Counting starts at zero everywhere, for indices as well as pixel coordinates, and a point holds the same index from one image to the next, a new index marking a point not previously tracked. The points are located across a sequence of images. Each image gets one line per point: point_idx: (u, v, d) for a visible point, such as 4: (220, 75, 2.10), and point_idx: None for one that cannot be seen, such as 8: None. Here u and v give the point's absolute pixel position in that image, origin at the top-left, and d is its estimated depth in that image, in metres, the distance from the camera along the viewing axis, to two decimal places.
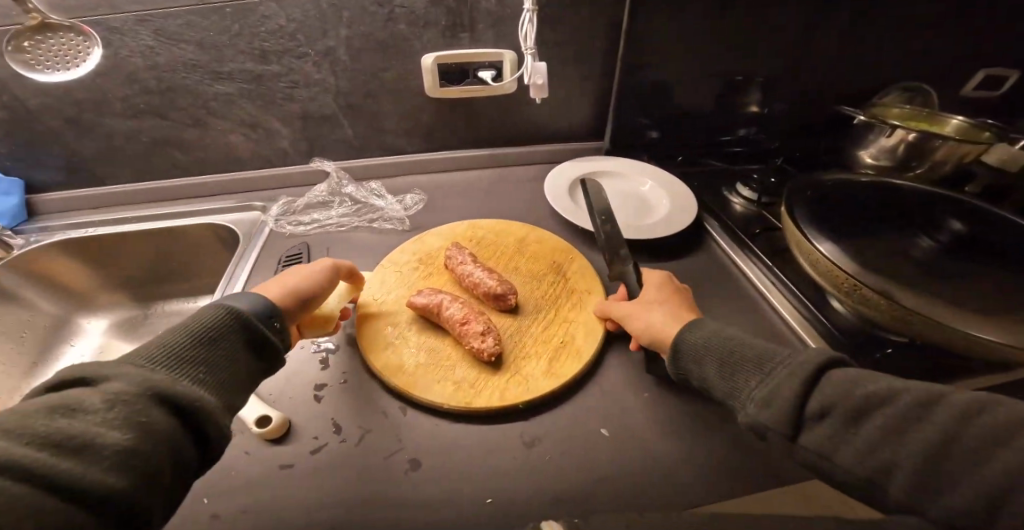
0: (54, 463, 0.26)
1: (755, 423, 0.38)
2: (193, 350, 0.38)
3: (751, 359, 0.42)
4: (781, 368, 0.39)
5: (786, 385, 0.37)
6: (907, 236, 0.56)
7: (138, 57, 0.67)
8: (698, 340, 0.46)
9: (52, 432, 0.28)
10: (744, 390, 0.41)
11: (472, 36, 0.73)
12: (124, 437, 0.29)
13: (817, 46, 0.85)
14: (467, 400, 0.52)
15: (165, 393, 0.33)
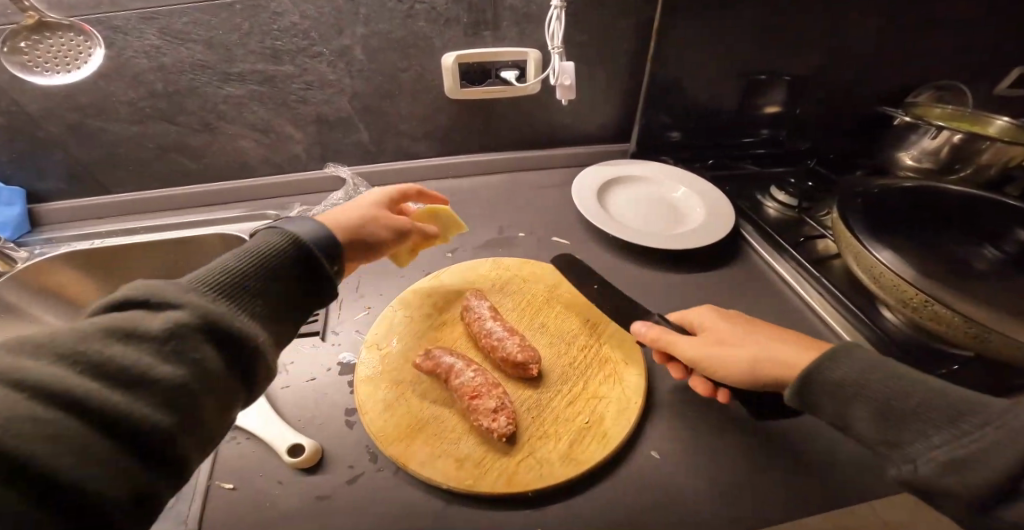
0: (107, 397, 0.25)
1: (919, 482, 0.32)
2: (251, 282, 0.35)
3: (937, 408, 0.34)
4: (979, 430, 0.31)
5: (1012, 441, 0.29)
6: (970, 245, 0.55)
7: (143, 58, 0.63)
8: (842, 375, 0.38)
9: (105, 359, 0.26)
10: (916, 446, 0.33)
11: (496, 34, 0.70)
12: (175, 372, 0.27)
13: (851, 42, 0.82)
14: (469, 481, 0.44)
15: (67, 399, 0.23)
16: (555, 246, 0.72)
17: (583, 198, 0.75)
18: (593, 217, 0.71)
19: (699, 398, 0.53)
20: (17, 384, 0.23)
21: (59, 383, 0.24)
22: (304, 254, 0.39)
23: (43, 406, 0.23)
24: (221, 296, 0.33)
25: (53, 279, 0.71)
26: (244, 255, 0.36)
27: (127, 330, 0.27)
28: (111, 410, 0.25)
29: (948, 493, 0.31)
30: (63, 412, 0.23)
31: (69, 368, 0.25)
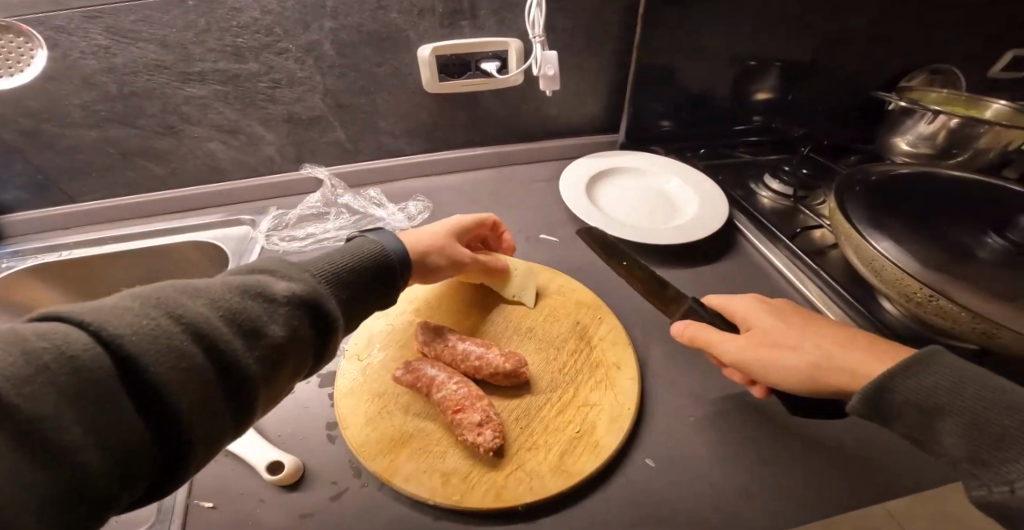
0: (228, 340, 0.28)
1: (1003, 503, 0.28)
2: (348, 275, 0.40)
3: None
4: None
5: None
6: (972, 233, 0.52)
7: (93, 59, 0.59)
8: (929, 380, 0.34)
9: (237, 310, 0.30)
10: (1018, 467, 0.28)
11: (473, 24, 0.66)
12: (282, 333, 0.31)
13: (845, 24, 0.79)
14: (455, 496, 0.42)
15: (184, 339, 0.26)
16: (545, 244, 0.69)
17: (571, 193, 0.72)
18: (582, 213, 0.68)
19: (694, 400, 0.51)
20: (152, 313, 0.26)
21: (181, 322, 0.27)
22: (387, 260, 0.44)
23: (167, 332, 0.26)
24: (319, 283, 0.37)
25: (18, 293, 0.67)
26: (343, 255, 0.41)
27: (240, 296, 0.31)
28: (207, 356, 0.27)
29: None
30: (197, 339, 0.27)
31: (192, 309, 0.28)
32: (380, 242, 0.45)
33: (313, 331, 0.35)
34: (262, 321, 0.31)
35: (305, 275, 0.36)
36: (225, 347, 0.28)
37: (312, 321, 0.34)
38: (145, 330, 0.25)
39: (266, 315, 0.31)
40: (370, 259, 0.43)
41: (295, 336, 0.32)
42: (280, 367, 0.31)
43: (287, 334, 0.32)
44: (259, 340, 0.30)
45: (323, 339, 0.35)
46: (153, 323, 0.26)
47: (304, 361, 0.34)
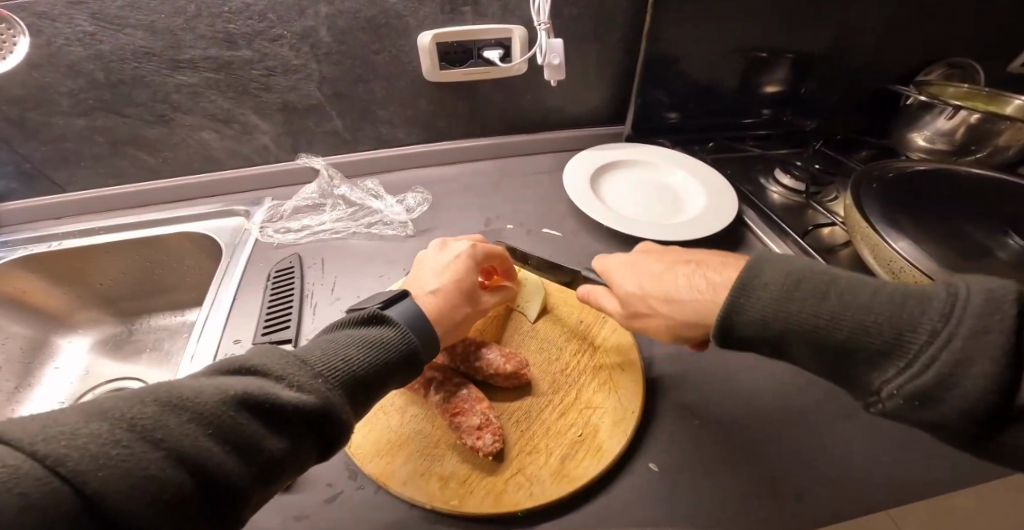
0: (216, 461, 0.27)
1: (888, 412, 0.30)
2: (367, 373, 0.36)
3: (876, 327, 0.30)
4: (937, 342, 0.27)
5: (981, 354, 0.26)
6: (992, 234, 0.50)
7: (79, 46, 0.57)
8: (769, 307, 0.34)
9: (231, 425, 0.28)
10: (880, 374, 0.30)
11: (476, 10, 0.63)
12: (277, 446, 0.30)
13: (862, 12, 0.76)
14: (454, 501, 0.41)
15: (165, 466, 0.25)
16: (546, 238, 0.67)
17: (575, 186, 0.70)
18: (586, 207, 0.66)
19: (700, 403, 0.49)
20: (129, 441, 0.24)
21: (161, 447, 0.25)
22: (409, 349, 0.40)
23: (143, 462, 0.24)
24: (333, 388, 0.34)
25: (5, 285, 0.66)
26: (366, 348, 0.37)
27: (235, 408, 0.29)
28: (190, 482, 0.26)
29: (937, 426, 0.28)
30: (180, 464, 0.25)
31: (175, 431, 0.26)
32: (406, 330, 0.41)
33: (317, 439, 0.32)
34: (255, 438, 0.29)
35: (318, 380, 0.33)
36: (212, 471, 0.27)
37: (314, 430, 0.32)
38: (114, 465, 0.23)
39: (261, 431, 0.29)
40: (394, 354, 0.39)
41: (292, 449, 0.31)
42: (274, 478, 0.30)
43: (282, 447, 0.30)
44: (253, 453, 0.29)
45: (327, 447, 0.33)
46: (127, 455, 0.24)
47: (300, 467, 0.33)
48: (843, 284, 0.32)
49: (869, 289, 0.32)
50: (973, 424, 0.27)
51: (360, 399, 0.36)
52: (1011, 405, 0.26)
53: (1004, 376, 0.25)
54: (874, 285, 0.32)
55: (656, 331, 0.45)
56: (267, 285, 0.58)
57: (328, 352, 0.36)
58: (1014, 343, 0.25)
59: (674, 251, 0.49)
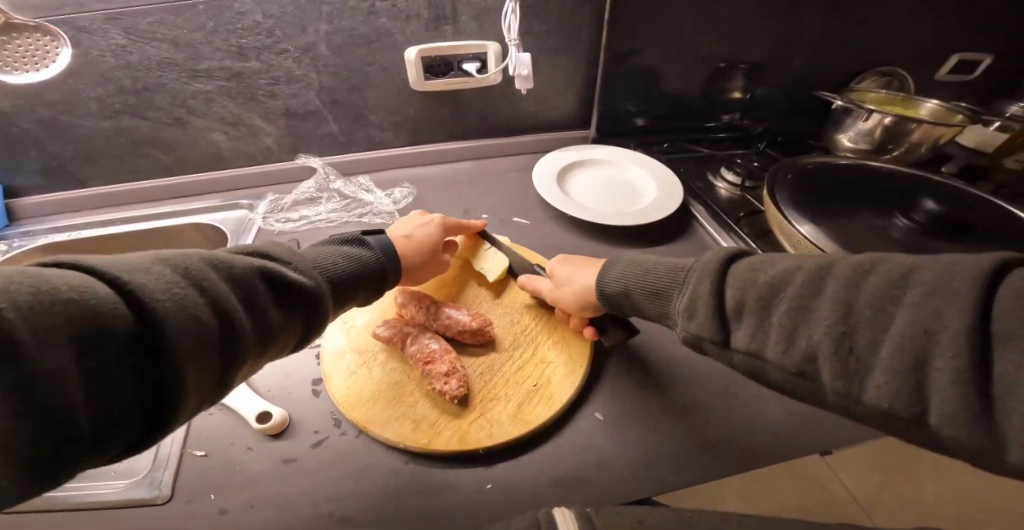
0: (237, 313, 0.35)
1: (689, 338, 0.41)
2: (346, 273, 0.48)
3: (665, 278, 0.46)
4: (689, 281, 0.43)
5: (699, 291, 0.40)
6: (884, 216, 0.59)
7: (111, 56, 0.65)
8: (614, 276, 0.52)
9: (248, 290, 0.36)
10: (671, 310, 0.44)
11: (456, 28, 0.73)
12: (276, 314, 0.38)
13: (797, 31, 0.86)
14: (424, 440, 0.48)
15: (204, 307, 0.32)
16: (518, 227, 0.76)
17: (544, 182, 0.79)
18: (552, 199, 0.75)
19: (640, 364, 0.58)
20: (179, 283, 0.32)
21: (201, 291, 0.32)
22: (379, 265, 0.53)
23: (189, 299, 0.31)
24: (320, 278, 0.44)
25: (28, 270, 0.73)
26: (348, 260, 0.49)
27: (253, 276, 0.37)
28: (217, 325, 0.33)
29: (700, 337, 0.40)
30: (214, 308, 0.33)
31: (212, 283, 0.34)
32: (379, 250, 0.54)
33: (305, 314, 0.41)
34: (263, 303, 0.37)
35: (312, 270, 0.43)
36: (234, 321, 0.34)
37: (303, 311, 0.41)
38: (167, 296, 0.30)
39: (267, 300, 0.38)
40: (367, 265, 0.51)
41: (285, 319, 0.39)
42: (269, 344, 0.38)
43: (280, 315, 0.39)
44: (259, 316, 0.37)
45: (313, 326, 0.42)
46: (180, 292, 0.31)
47: (285, 344, 0.40)
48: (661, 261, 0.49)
49: (671, 261, 0.49)
50: (712, 326, 0.39)
51: (337, 291, 0.47)
52: (722, 308, 0.39)
53: (716, 287, 0.39)
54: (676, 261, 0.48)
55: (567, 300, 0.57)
56: None
57: (315, 256, 0.47)
58: (719, 270, 0.40)
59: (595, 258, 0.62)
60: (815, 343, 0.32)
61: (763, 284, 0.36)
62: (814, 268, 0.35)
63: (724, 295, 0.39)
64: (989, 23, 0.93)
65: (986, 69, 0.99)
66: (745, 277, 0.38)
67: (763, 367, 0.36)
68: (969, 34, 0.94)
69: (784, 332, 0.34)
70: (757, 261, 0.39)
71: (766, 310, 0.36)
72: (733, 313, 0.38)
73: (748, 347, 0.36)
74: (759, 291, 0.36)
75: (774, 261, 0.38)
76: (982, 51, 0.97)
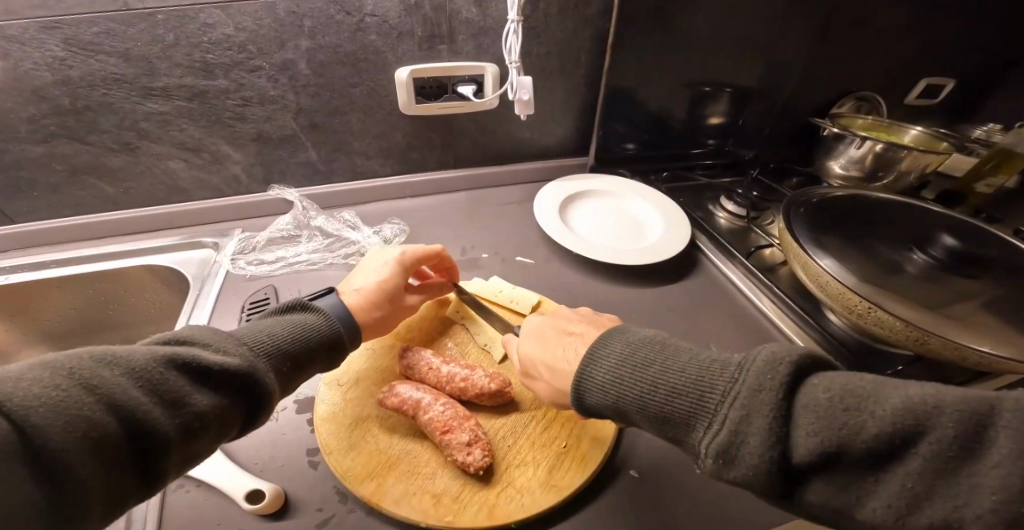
0: (148, 408, 0.31)
1: (728, 481, 0.32)
2: (296, 346, 0.42)
3: (682, 391, 0.36)
4: (723, 397, 0.33)
5: (755, 417, 0.31)
6: (899, 251, 0.59)
7: (46, 70, 0.55)
8: (601, 374, 0.41)
9: (163, 379, 0.32)
10: (696, 433, 0.34)
11: (451, 48, 0.67)
12: (206, 400, 0.33)
13: (787, 58, 0.87)
14: (448, 517, 0.43)
15: (98, 411, 0.28)
16: (519, 266, 0.71)
17: (545, 216, 0.75)
18: (555, 235, 0.71)
19: None
20: (63, 386, 0.28)
21: (94, 393, 0.29)
22: (331, 331, 0.46)
23: (74, 404, 0.28)
24: (259, 357, 0.39)
25: None
26: (293, 330, 0.43)
27: (164, 365, 0.32)
28: (116, 425, 0.29)
29: (751, 486, 0.31)
30: (113, 410, 0.29)
31: (109, 381, 0.30)
32: (332, 312, 0.47)
33: (244, 395, 0.36)
34: (184, 391, 0.33)
35: (246, 350, 0.38)
36: (138, 415, 0.30)
37: (240, 392, 0.36)
38: (46, 405, 0.27)
39: (188, 386, 0.33)
40: (318, 333, 0.44)
41: (218, 405, 0.34)
42: (200, 436, 0.33)
43: (208, 402, 0.34)
44: (179, 407, 0.32)
45: (252, 409, 0.37)
46: (63, 397, 0.28)
47: (226, 432, 0.35)
48: (669, 355, 0.39)
49: (687, 355, 0.38)
50: (770, 479, 0.30)
51: (282, 368, 0.40)
52: (790, 460, 0.30)
53: (780, 429, 0.30)
54: (696, 349, 0.39)
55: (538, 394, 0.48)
56: (241, 318, 0.58)
57: (256, 329, 0.41)
58: (782, 408, 0.31)
59: (566, 323, 0.51)
60: (964, 517, 0.25)
61: (877, 435, 0.28)
62: (907, 397, 0.28)
63: (798, 439, 0.30)
64: (954, 51, 0.97)
65: (949, 93, 1.04)
66: (837, 424, 0.29)
67: (849, 522, 0.30)
68: (938, 61, 0.98)
69: (897, 498, 0.27)
70: (845, 386, 0.30)
71: (874, 463, 0.28)
72: (812, 465, 0.29)
73: (829, 504, 0.29)
74: (867, 441, 0.28)
75: (868, 388, 0.30)
76: (946, 78, 1.01)
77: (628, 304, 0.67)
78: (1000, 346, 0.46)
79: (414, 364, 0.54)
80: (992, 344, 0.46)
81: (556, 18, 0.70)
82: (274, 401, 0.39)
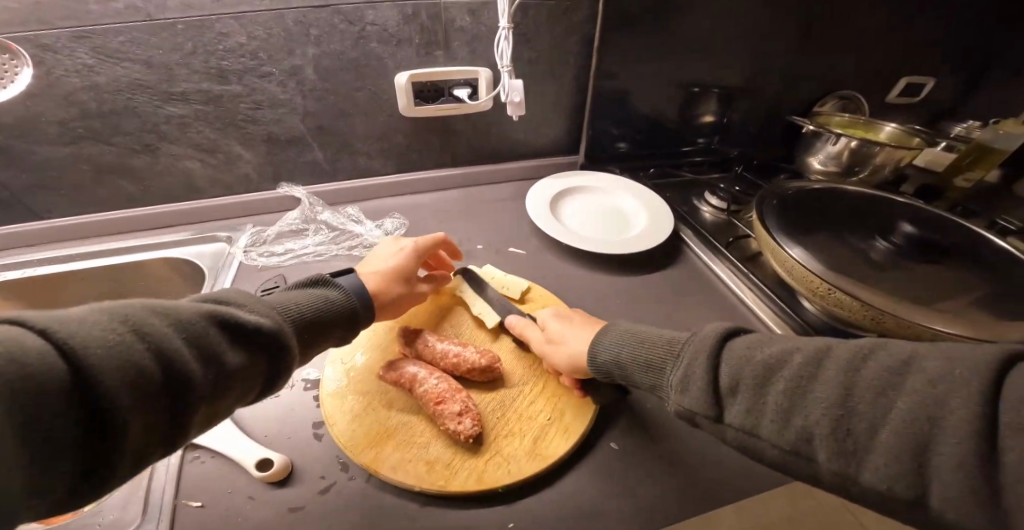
0: (188, 362, 0.34)
1: (682, 410, 0.41)
2: (317, 317, 0.47)
3: (659, 352, 0.46)
4: (687, 352, 0.43)
5: (697, 361, 0.41)
6: (864, 238, 0.63)
7: (76, 77, 0.61)
8: (601, 348, 0.50)
9: (201, 337, 0.35)
10: (665, 382, 0.44)
11: (447, 54, 0.72)
12: (236, 360, 0.37)
13: (770, 59, 0.91)
14: (440, 481, 0.47)
15: (147, 358, 0.31)
16: (512, 257, 0.76)
17: (536, 210, 0.79)
18: (545, 227, 0.75)
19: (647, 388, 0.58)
20: (120, 330, 0.31)
21: (145, 341, 0.32)
22: (350, 306, 0.50)
23: (129, 347, 0.31)
24: (284, 324, 0.43)
25: None
26: (316, 302, 0.48)
27: (204, 323, 0.36)
28: (162, 372, 0.32)
29: (693, 412, 0.40)
30: (158, 359, 0.32)
31: (158, 331, 0.33)
32: (350, 288, 0.52)
33: (268, 357, 0.40)
34: (219, 348, 0.36)
35: (274, 315, 0.42)
36: (182, 365, 0.33)
37: (266, 354, 0.40)
38: (102, 344, 0.30)
39: (222, 343, 0.37)
40: (334, 306, 0.49)
41: (246, 364, 0.38)
42: (226, 393, 0.36)
43: (239, 361, 0.37)
44: (215, 362, 0.35)
45: (274, 372, 0.41)
46: (120, 341, 0.30)
47: (246, 392, 0.38)
48: (654, 333, 0.48)
49: (667, 333, 0.47)
50: (706, 403, 0.39)
51: (302, 333, 0.45)
52: (719, 389, 0.39)
53: (712, 365, 0.40)
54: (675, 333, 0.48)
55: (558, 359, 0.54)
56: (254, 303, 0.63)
57: (281, 299, 0.46)
58: (716, 350, 0.41)
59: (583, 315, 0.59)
60: (812, 426, 0.34)
61: (761, 363, 0.38)
62: (812, 350, 0.37)
63: (722, 378, 0.39)
64: (934, 51, 1.01)
65: (931, 92, 1.08)
66: (764, 360, 0.38)
67: (757, 445, 0.37)
68: (918, 61, 1.02)
69: (781, 411, 0.35)
70: (753, 339, 0.40)
71: (763, 388, 0.37)
72: (730, 390, 0.38)
73: (742, 425, 0.37)
74: (755, 369, 0.38)
75: (771, 341, 0.40)
76: (927, 77, 1.05)
77: (612, 291, 0.71)
78: (951, 324, 0.50)
79: (412, 344, 0.58)
80: (944, 323, 0.50)
81: (546, 24, 0.75)
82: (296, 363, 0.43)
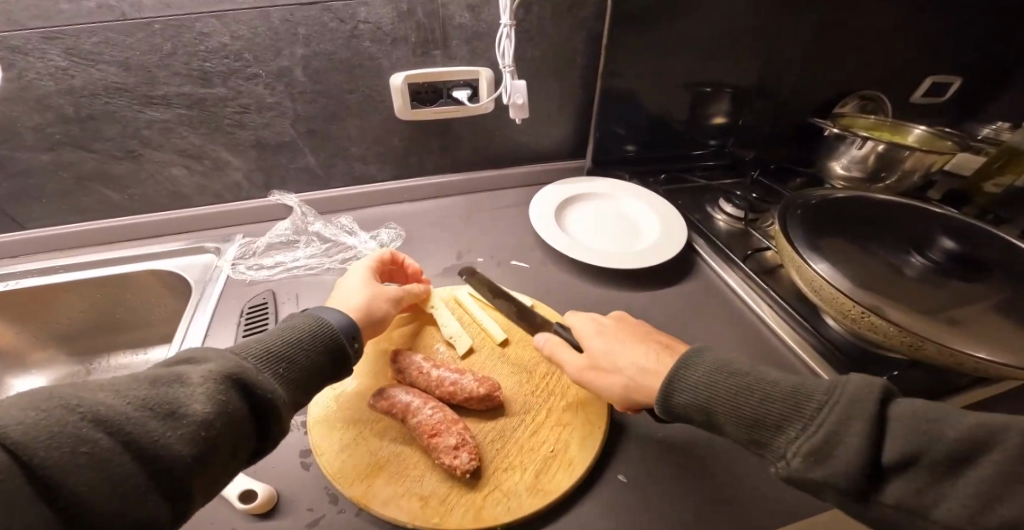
0: (145, 424, 0.30)
1: (796, 479, 0.34)
2: (289, 349, 0.42)
3: (777, 398, 0.36)
4: (819, 404, 0.34)
5: (845, 424, 0.32)
6: (897, 253, 0.58)
7: (50, 80, 0.57)
8: (692, 379, 0.41)
9: (154, 396, 0.32)
10: (781, 438, 0.35)
11: (445, 53, 0.68)
12: (207, 407, 0.33)
13: (788, 58, 0.86)
14: (435, 518, 0.43)
15: (90, 432, 0.28)
16: (515, 270, 0.71)
17: (541, 219, 0.75)
18: (551, 238, 0.71)
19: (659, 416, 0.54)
20: (51, 411, 0.28)
21: (84, 415, 0.28)
22: (325, 331, 0.45)
23: (66, 427, 0.28)
24: (253, 365, 0.38)
25: None
26: (284, 333, 0.43)
27: (154, 385, 0.32)
28: (116, 445, 0.29)
29: (826, 485, 0.32)
30: (105, 430, 0.29)
31: (98, 402, 0.29)
32: (324, 315, 0.47)
33: (245, 399, 0.36)
34: (182, 404, 0.32)
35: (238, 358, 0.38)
36: (139, 433, 0.30)
37: (240, 397, 0.36)
38: (29, 427, 0.27)
39: (183, 397, 0.33)
40: (309, 334, 0.44)
41: (223, 411, 0.33)
42: (214, 446, 0.32)
43: (209, 410, 0.33)
44: (181, 418, 0.32)
45: (261, 415, 0.37)
46: (52, 421, 0.27)
47: (240, 442, 0.35)
48: (762, 371, 0.39)
49: (772, 372, 0.39)
50: (859, 480, 0.31)
51: (284, 373, 0.40)
52: (879, 462, 0.31)
53: (866, 436, 0.31)
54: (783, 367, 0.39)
55: (605, 392, 0.48)
56: (240, 322, 0.59)
57: (246, 341, 0.41)
58: (877, 417, 0.32)
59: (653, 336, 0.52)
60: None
61: (954, 442, 0.29)
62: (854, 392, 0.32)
63: (887, 445, 0.31)
64: (963, 48, 0.95)
65: (957, 91, 1.02)
66: (921, 432, 0.30)
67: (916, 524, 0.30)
68: (945, 58, 0.96)
69: (972, 499, 0.28)
70: (922, 406, 0.32)
71: (951, 468, 0.29)
72: (890, 464, 0.31)
73: (905, 505, 0.30)
74: (950, 445, 0.29)
75: (935, 409, 0.32)
76: (954, 75, 0.99)
77: (621, 306, 0.67)
78: (996, 350, 0.45)
79: (405, 369, 0.54)
80: (989, 350, 0.45)
81: (550, 21, 0.70)
82: (280, 401, 0.38)
